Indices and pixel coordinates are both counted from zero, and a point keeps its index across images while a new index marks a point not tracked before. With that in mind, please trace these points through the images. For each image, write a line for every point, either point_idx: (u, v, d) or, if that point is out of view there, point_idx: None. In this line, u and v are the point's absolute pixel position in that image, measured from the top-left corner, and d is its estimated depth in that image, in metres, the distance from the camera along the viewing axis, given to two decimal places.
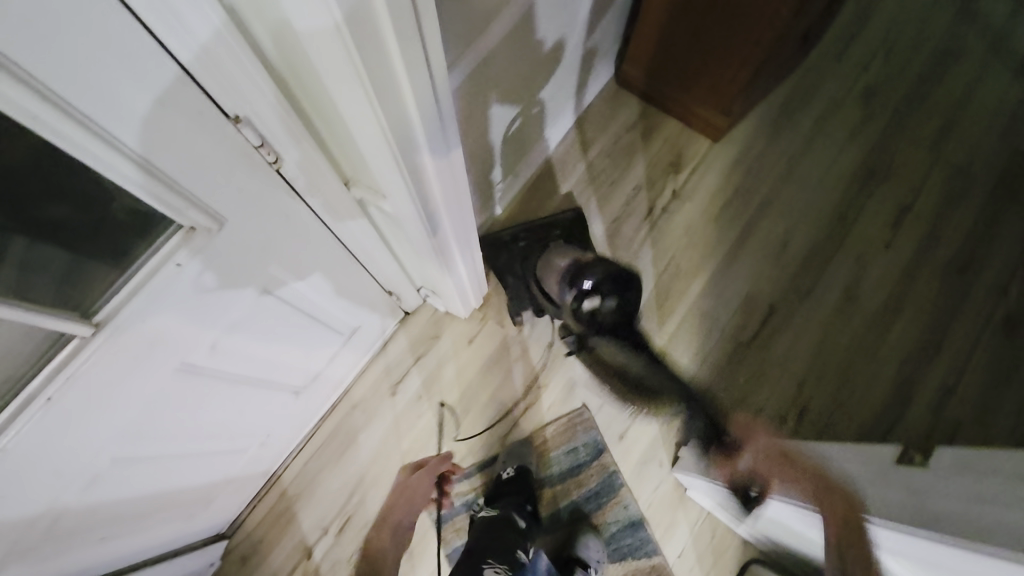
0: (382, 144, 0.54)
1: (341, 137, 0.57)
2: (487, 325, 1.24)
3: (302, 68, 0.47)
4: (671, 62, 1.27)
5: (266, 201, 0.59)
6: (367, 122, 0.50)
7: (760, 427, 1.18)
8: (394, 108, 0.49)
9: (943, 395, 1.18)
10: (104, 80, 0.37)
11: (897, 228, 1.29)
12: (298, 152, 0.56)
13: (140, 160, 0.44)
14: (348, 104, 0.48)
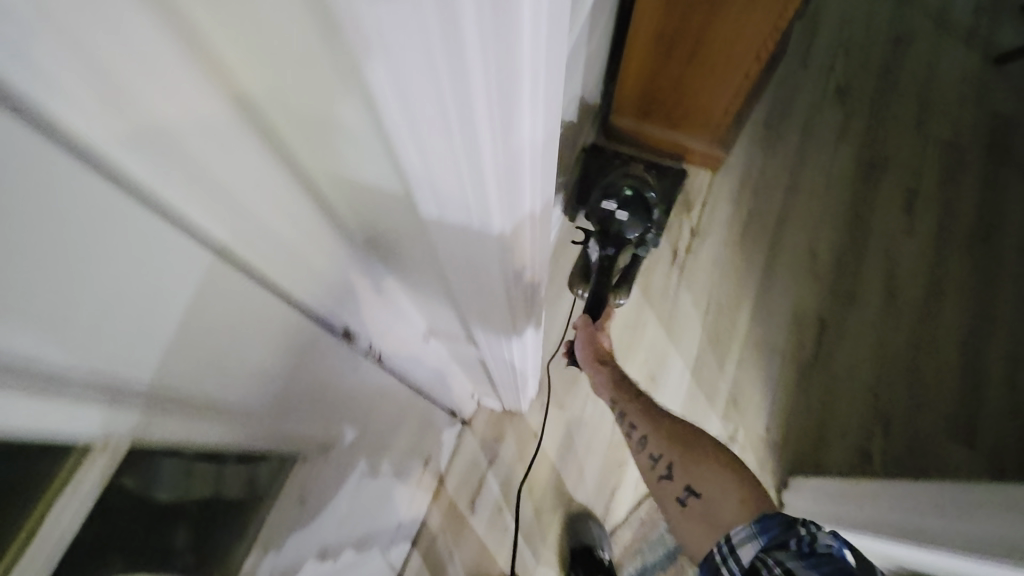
0: (489, 306, 0.46)
1: (432, 295, 0.50)
2: (548, 413, 1.18)
3: (407, 252, 0.40)
4: (658, 107, 1.25)
5: (359, 388, 0.53)
6: (476, 292, 0.43)
7: (852, 447, 1.14)
8: (517, 279, 0.41)
9: (1013, 366, 1.18)
10: (187, 331, 0.27)
11: (912, 212, 1.30)
12: (381, 325, 0.49)
13: (236, 407, 0.34)
14: (461, 283, 0.41)
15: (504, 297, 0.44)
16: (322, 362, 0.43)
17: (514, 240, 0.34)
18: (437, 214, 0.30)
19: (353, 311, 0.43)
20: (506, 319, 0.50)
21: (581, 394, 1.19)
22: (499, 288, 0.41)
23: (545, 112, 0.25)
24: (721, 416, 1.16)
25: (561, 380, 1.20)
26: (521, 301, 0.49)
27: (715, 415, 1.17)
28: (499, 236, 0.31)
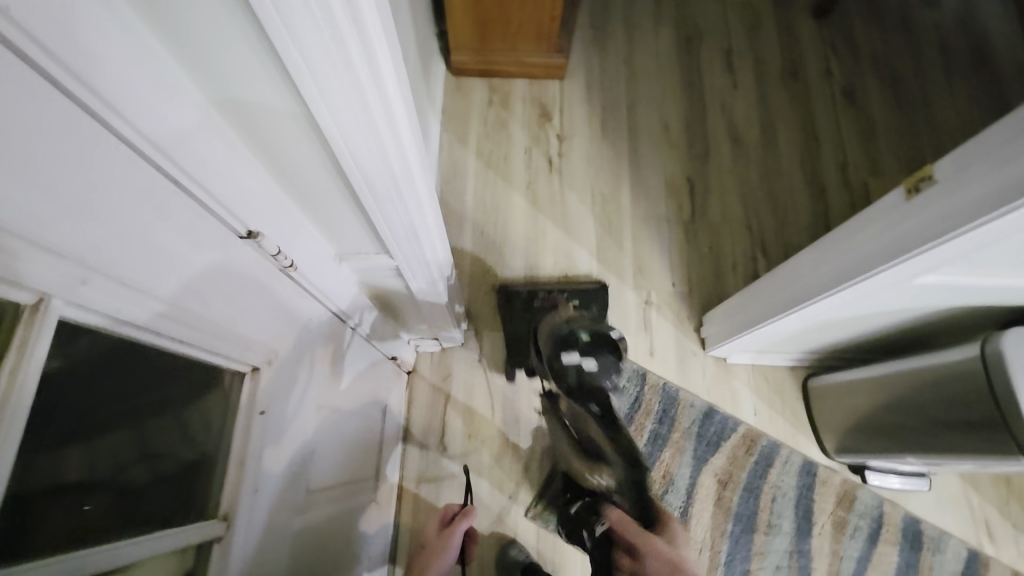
0: (387, 193, 0.51)
1: (331, 199, 0.53)
2: (484, 338, 1.25)
3: (289, 147, 0.45)
4: (491, 32, 1.32)
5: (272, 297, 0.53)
6: (371, 177, 0.47)
7: (744, 275, 1.30)
8: (395, 151, 0.46)
9: (844, 169, 1.38)
10: (93, 197, 0.29)
11: (732, 69, 1.47)
12: (288, 234, 0.51)
13: (166, 309, 0.37)
14: (353, 170, 0.46)
15: (397, 177, 0.49)
16: (244, 266, 0.45)
17: (382, 99, 0.40)
18: (305, 83, 0.36)
19: (256, 215, 0.45)
20: (406, 208, 0.55)
21: None
22: (381, 159, 0.46)
23: None
24: (633, 288, 1.28)
25: (487, 306, 1.27)
26: (413, 190, 0.54)
27: (627, 289, 1.28)
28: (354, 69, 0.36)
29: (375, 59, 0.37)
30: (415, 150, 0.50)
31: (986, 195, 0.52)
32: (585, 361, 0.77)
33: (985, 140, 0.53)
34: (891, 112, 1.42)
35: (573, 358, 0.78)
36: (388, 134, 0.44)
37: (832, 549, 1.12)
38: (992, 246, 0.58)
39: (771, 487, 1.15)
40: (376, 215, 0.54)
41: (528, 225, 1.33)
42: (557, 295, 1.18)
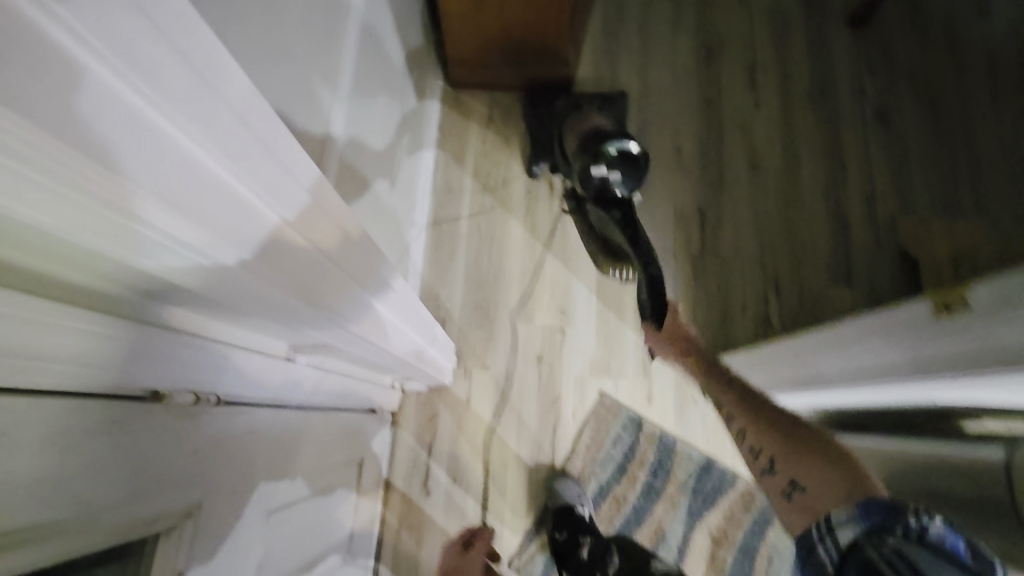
0: (322, 322, 0.44)
1: (257, 321, 0.46)
2: (473, 376, 1.20)
3: (130, 282, 0.32)
4: (492, 45, 1.22)
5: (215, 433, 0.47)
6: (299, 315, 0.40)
7: (754, 317, 1.22)
8: (227, 213, 0.27)
9: (870, 202, 1.27)
10: None
11: (754, 86, 1.35)
12: (209, 368, 0.45)
13: (25, 544, 0.29)
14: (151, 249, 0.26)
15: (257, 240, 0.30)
16: (134, 430, 0.36)
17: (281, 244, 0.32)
18: None
19: (159, 372, 0.39)
20: (308, 284, 0.37)
21: (500, 348, 1.21)
22: (269, 274, 0.33)
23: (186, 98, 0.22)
24: (634, 327, 1.21)
25: (478, 341, 1.21)
26: (309, 266, 0.36)
27: (627, 327, 1.21)
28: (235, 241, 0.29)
29: (157, 134, 0.21)
30: (353, 271, 0.43)
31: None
32: (610, 173, 0.94)
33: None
34: (927, 138, 1.29)
35: (602, 169, 0.95)
36: (303, 279, 0.36)
37: None
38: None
39: (768, 548, 1.09)
40: (323, 329, 0.47)
41: (525, 253, 1.26)
42: (581, 104, 1.26)
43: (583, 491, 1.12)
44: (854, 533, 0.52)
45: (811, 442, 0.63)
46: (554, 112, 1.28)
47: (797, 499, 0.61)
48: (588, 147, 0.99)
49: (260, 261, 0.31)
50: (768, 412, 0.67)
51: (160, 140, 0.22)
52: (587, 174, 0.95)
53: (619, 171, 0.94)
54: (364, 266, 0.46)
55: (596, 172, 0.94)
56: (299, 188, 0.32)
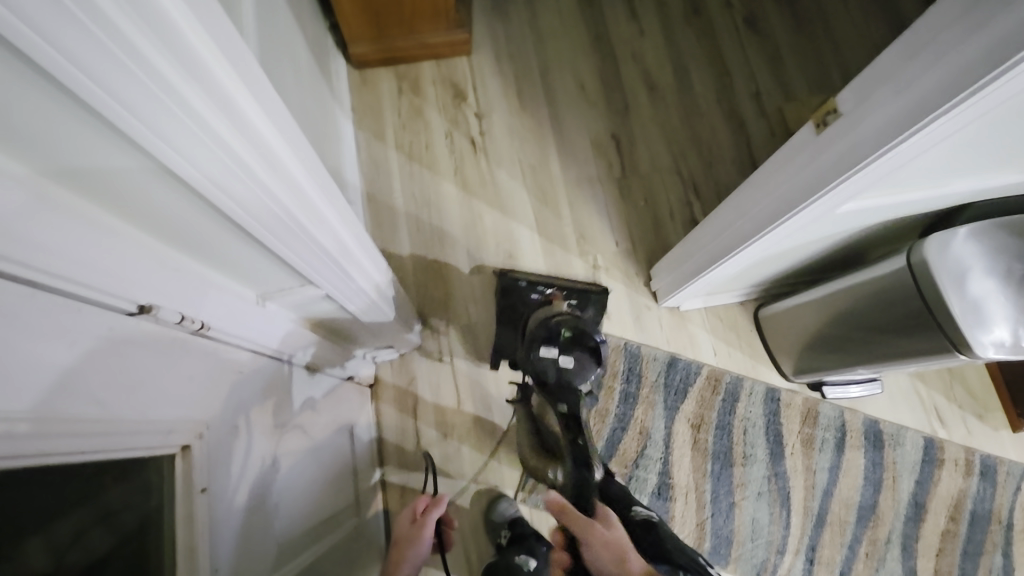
0: (291, 232, 0.47)
1: (229, 246, 0.47)
2: (440, 334, 1.23)
3: (167, 214, 0.40)
4: (384, 18, 1.25)
5: (205, 362, 0.48)
6: (278, 227, 0.45)
7: (683, 222, 1.32)
8: (257, 149, 0.38)
9: (759, 99, 1.40)
10: None
11: (637, 16, 1.45)
12: (190, 295, 0.46)
13: (55, 425, 0.32)
14: (222, 192, 0.37)
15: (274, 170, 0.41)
16: (127, 341, 0.38)
17: (274, 163, 0.41)
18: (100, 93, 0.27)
19: (150, 288, 0.41)
20: (291, 202, 0.45)
21: (460, 304, 1.25)
22: (271, 192, 0.41)
23: (214, 39, 0.31)
24: (579, 254, 1.28)
25: (437, 302, 1.25)
26: (288, 184, 0.44)
27: (573, 257, 1.28)
28: (250, 155, 0.37)
29: (206, 67, 0.30)
30: (308, 175, 0.47)
31: (896, 118, 0.52)
32: (562, 359, 0.84)
33: (876, 71, 0.54)
34: (793, 32, 1.44)
35: (550, 354, 0.84)
36: (290, 197, 0.44)
37: (805, 466, 1.18)
38: (897, 171, 0.60)
39: (741, 420, 1.20)
40: (299, 258, 0.52)
41: (462, 211, 1.30)
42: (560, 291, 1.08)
43: None
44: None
45: None
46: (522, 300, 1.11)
47: None
48: (542, 325, 0.87)
49: (264, 178, 0.40)
50: None
51: (208, 72, 0.31)
52: (535, 356, 0.84)
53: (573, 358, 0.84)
54: (314, 174, 0.49)
55: (542, 353, 0.84)
56: (277, 119, 0.41)
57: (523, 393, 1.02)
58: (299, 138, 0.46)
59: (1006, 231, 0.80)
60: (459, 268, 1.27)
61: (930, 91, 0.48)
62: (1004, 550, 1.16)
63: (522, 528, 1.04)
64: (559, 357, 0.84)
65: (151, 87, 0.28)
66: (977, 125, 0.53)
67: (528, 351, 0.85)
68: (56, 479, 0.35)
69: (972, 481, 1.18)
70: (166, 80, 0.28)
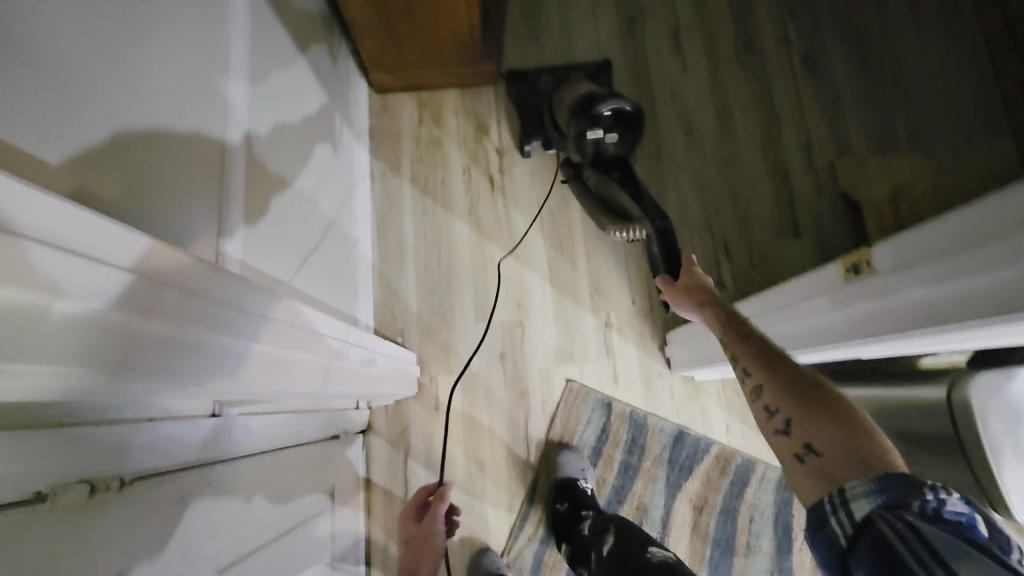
0: (229, 386, 0.44)
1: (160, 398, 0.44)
2: (439, 381, 1.19)
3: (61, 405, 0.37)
4: (406, 46, 1.19)
5: (138, 507, 0.46)
6: (211, 390, 0.42)
7: (709, 282, 1.22)
8: (142, 349, 0.33)
9: (808, 150, 1.27)
10: None
11: (681, 49, 1.34)
12: (106, 448, 0.44)
13: None
14: (103, 396, 0.33)
15: (179, 355, 0.36)
16: (18, 536, 0.35)
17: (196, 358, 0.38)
18: None
19: (42, 473, 0.37)
20: (228, 371, 0.42)
21: (462, 351, 1.21)
22: (200, 381, 0.39)
23: (74, 287, 0.28)
24: (591, 308, 1.22)
25: (439, 347, 1.21)
26: (223, 359, 0.41)
27: (585, 312, 1.22)
28: (156, 375, 0.35)
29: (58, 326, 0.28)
30: (235, 317, 0.43)
31: (946, 301, 0.44)
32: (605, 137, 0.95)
33: (926, 236, 0.46)
34: (856, 78, 1.29)
35: (597, 133, 0.95)
36: (226, 368, 0.42)
37: (813, 564, 1.10)
38: (939, 337, 0.52)
39: (748, 507, 1.11)
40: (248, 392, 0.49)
41: (473, 251, 1.25)
42: (562, 71, 1.28)
43: (586, 463, 1.13)
44: (869, 507, 0.42)
45: (807, 379, 0.56)
46: (530, 92, 1.27)
47: (795, 453, 0.51)
48: (581, 110, 0.98)
49: (189, 378, 0.38)
50: (774, 358, 0.58)
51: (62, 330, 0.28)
52: (583, 140, 0.97)
53: (614, 130, 0.96)
54: (243, 309, 0.45)
55: (590, 136, 0.96)
56: (192, 305, 0.38)
57: (571, 171, 1.19)
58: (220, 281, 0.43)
59: None
60: (465, 314, 1.22)
61: (999, 288, 0.40)
62: None
63: None
64: (600, 133, 0.96)
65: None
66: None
67: (576, 136, 0.98)
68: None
69: None
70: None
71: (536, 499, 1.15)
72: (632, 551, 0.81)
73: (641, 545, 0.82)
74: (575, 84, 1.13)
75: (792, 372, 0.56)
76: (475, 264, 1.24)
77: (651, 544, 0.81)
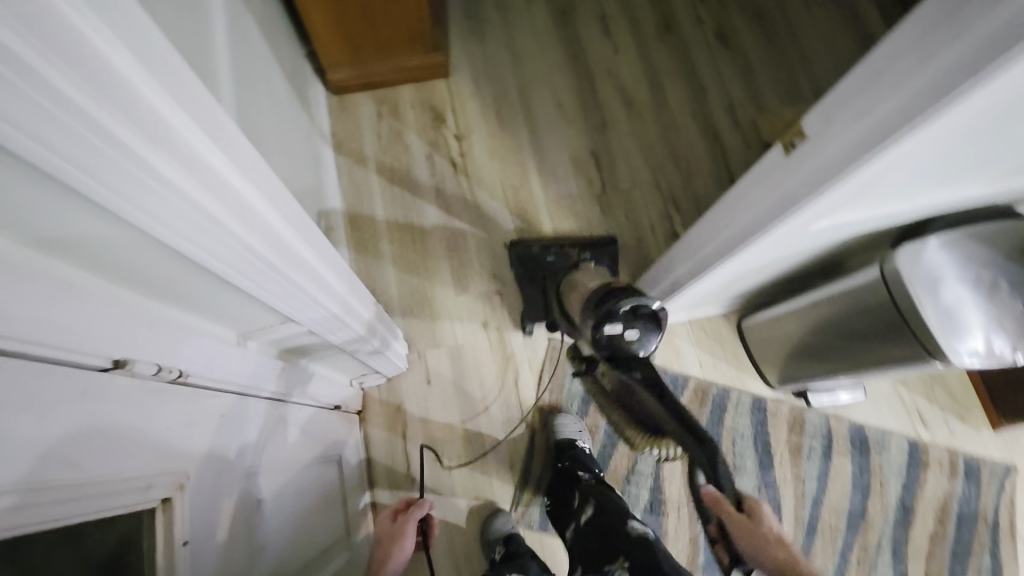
0: (266, 276, 0.45)
1: (197, 287, 0.46)
2: (427, 356, 1.23)
3: (146, 266, 0.41)
4: (361, 44, 1.26)
5: (183, 406, 0.47)
6: (255, 275, 0.44)
7: (665, 236, 1.33)
8: (214, 181, 0.34)
9: (733, 112, 1.42)
10: None
11: (610, 34, 1.48)
12: (167, 337, 0.45)
13: (19, 498, 0.31)
14: (174, 236, 0.34)
15: (223, 198, 0.36)
16: (101, 400, 0.38)
17: (251, 217, 0.40)
18: (53, 150, 0.25)
19: (123, 342, 0.40)
20: (269, 251, 0.44)
21: (445, 325, 1.25)
22: (250, 245, 0.40)
23: (175, 93, 0.30)
24: None
25: (423, 324, 1.25)
26: (269, 236, 0.43)
27: None
28: (220, 214, 0.36)
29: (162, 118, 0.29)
30: (276, 208, 0.44)
31: (861, 145, 0.53)
32: (627, 332, 0.80)
33: (840, 94, 0.55)
34: (764, 47, 1.47)
35: (615, 328, 0.80)
36: (269, 246, 0.43)
37: (794, 475, 1.19)
38: (868, 188, 0.62)
39: (729, 432, 1.21)
40: (282, 298, 0.51)
41: (445, 232, 1.30)
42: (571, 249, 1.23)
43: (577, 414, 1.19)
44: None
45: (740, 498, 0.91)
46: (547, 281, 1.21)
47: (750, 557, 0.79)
48: (599, 306, 0.83)
49: (243, 235, 0.39)
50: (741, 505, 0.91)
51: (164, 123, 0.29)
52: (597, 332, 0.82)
53: (647, 335, 0.82)
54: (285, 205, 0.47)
55: (606, 330, 0.81)
56: (252, 167, 0.40)
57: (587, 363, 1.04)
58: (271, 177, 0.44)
59: (972, 241, 0.82)
60: (444, 290, 1.27)
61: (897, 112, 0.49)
62: (991, 550, 1.17)
63: (516, 544, 1.03)
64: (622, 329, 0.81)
65: (117, 144, 0.27)
66: (945, 145, 0.54)
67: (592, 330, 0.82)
68: (25, 543, 0.34)
69: (957, 483, 1.19)
70: (59, 90, 0.23)
71: (534, 455, 1.19)
72: (614, 518, 0.85)
73: (622, 517, 0.86)
74: (586, 269, 1.10)
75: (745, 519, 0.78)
76: (449, 243, 1.30)
77: (631, 518, 0.85)
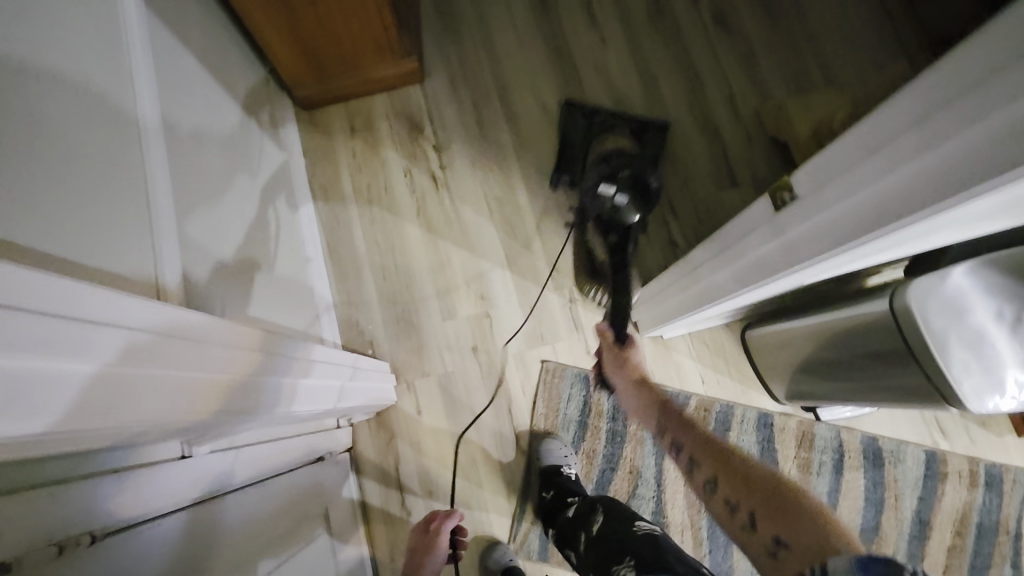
0: (170, 425, 0.41)
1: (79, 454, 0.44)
2: (416, 386, 1.19)
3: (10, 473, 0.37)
4: (325, 60, 1.17)
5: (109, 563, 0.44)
6: (159, 430, 0.39)
7: (661, 244, 1.25)
8: (73, 388, 0.29)
9: (733, 102, 1.31)
10: None
11: (597, 23, 1.36)
12: (65, 507, 0.42)
13: None
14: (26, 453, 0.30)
15: (94, 394, 0.31)
16: None
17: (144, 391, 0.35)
18: None
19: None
20: (179, 409, 0.39)
21: (434, 353, 1.20)
22: (147, 419, 0.35)
23: None
24: (554, 289, 1.23)
25: (410, 353, 1.20)
26: (174, 395, 0.38)
27: (548, 292, 1.23)
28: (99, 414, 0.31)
29: None
30: (181, 357, 0.39)
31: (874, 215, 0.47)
32: (616, 195, 1.16)
33: (844, 149, 0.48)
34: (766, 26, 1.34)
35: (609, 190, 1.16)
36: (180, 405, 0.39)
37: None
38: (887, 245, 0.54)
39: None
40: (212, 425, 0.46)
41: (428, 252, 1.24)
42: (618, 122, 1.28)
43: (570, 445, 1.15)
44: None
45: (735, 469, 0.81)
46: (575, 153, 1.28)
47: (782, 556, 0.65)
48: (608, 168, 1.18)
49: (136, 416, 0.34)
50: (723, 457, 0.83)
51: None
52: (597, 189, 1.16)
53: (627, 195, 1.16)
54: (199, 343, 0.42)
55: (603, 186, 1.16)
56: (135, 333, 0.35)
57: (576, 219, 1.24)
58: (172, 321, 0.40)
59: (998, 267, 0.74)
60: (431, 316, 1.22)
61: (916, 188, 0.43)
62: (1013, 561, 1.12)
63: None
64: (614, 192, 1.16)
65: None
66: (985, 211, 0.46)
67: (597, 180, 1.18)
68: None
69: (977, 493, 1.14)
70: None
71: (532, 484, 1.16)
72: (616, 529, 0.83)
73: (629, 521, 0.83)
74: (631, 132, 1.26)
75: (745, 468, 0.80)
76: (433, 265, 1.24)
77: (638, 519, 0.82)
